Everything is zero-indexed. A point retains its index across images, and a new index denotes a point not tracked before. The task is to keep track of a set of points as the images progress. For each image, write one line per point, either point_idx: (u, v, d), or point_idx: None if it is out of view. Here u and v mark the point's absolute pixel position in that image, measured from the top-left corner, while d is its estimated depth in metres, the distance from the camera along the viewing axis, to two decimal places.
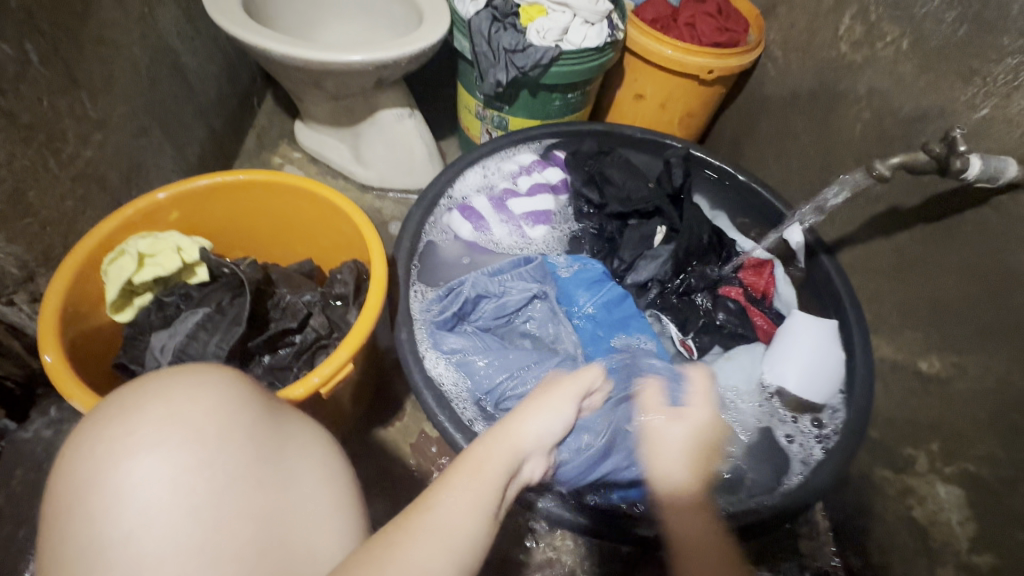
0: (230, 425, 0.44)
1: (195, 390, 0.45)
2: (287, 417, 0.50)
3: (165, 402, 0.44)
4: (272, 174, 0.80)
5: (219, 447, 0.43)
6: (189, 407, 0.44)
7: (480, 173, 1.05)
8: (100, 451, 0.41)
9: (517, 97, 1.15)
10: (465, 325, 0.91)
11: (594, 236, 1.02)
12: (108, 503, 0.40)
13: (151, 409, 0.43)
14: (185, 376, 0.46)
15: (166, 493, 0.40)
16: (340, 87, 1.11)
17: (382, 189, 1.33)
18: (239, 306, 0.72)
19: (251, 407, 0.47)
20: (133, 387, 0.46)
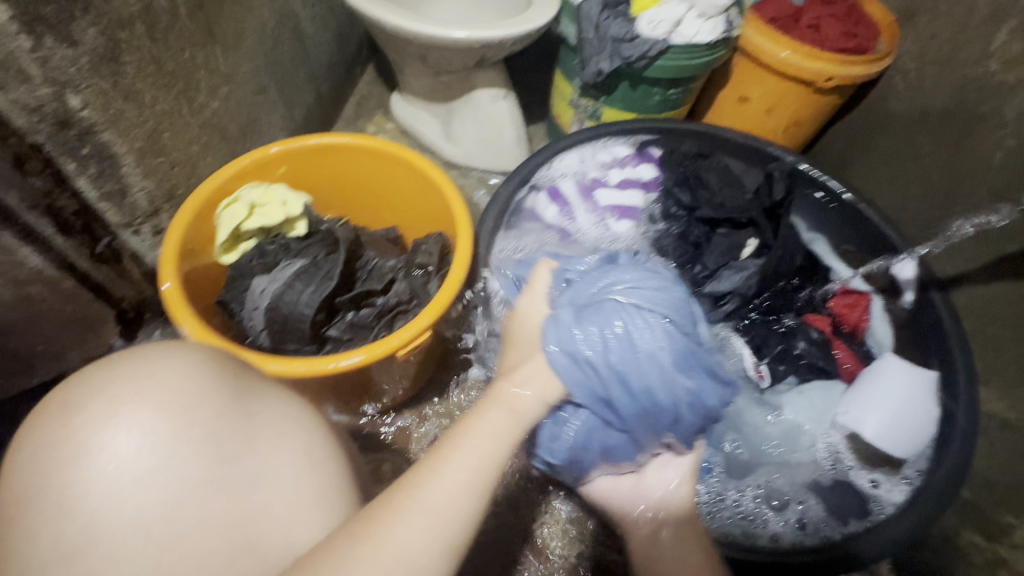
0: (193, 412, 0.46)
1: (164, 369, 0.47)
2: (257, 395, 0.51)
3: (133, 384, 0.46)
4: (374, 141, 0.84)
5: (183, 436, 0.45)
6: (156, 389, 0.46)
7: (576, 158, 1.02)
8: (69, 436, 0.44)
9: (615, 88, 1.13)
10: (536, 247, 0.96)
11: (678, 239, 0.95)
12: (53, 516, 0.42)
13: (109, 400, 0.45)
14: (134, 370, 0.47)
15: (139, 480, 0.43)
16: (444, 63, 1.13)
17: (467, 167, 1.35)
18: (332, 262, 0.76)
19: (218, 387, 0.48)
20: (95, 371, 0.47)
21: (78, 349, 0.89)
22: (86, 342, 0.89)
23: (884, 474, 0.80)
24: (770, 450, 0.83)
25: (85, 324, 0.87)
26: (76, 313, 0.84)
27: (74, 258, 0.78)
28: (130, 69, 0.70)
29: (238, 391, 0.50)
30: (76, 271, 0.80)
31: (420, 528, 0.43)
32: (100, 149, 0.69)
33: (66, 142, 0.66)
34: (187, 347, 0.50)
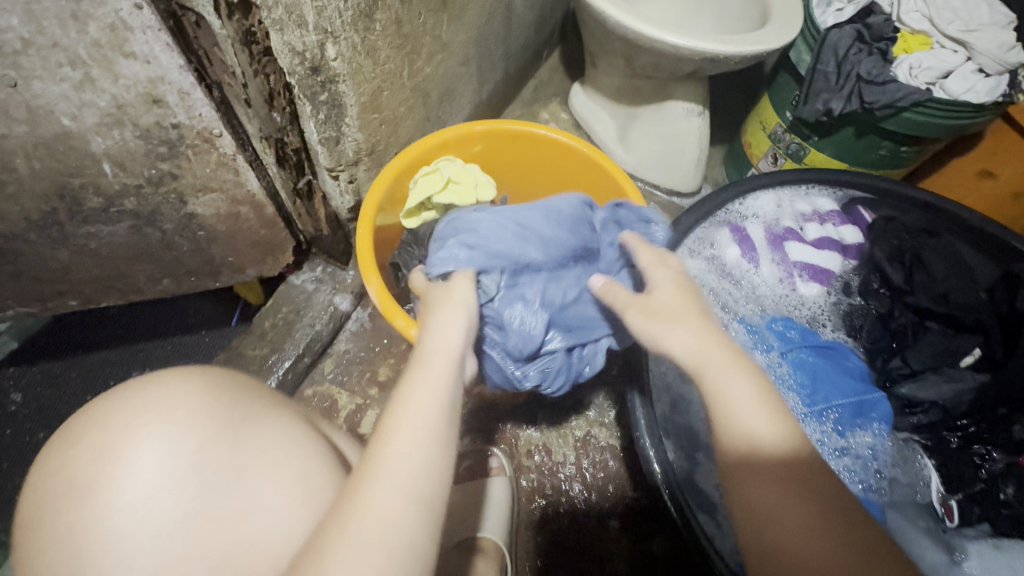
0: (186, 440, 0.45)
1: (162, 398, 0.47)
2: (250, 418, 0.50)
3: (132, 413, 0.46)
4: (575, 139, 0.83)
5: (177, 467, 0.44)
6: (152, 418, 0.46)
7: (773, 200, 0.92)
8: (67, 471, 0.43)
9: (835, 132, 1.00)
10: (713, 284, 0.86)
11: (875, 320, 0.82)
12: (45, 551, 0.41)
13: (106, 429, 0.45)
14: (128, 403, 0.47)
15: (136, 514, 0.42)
16: (650, 66, 1.06)
17: (633, 177, 1.30)
18: None
19: (214, 411, 0.48)
20: (100, 401, 0.47)
21: (258, 267, 0.98)
22: (266, 263, 0.98)
23: None
24: None
25: (271, 248, 0.95)
26: (267, 237, 0.92)
27: (281, 189, 0.85)
28: (378, 27, 0.72)
29: (235, 415, 0.49)
30: (278, 200, 0.86)
31: (386, 482, 0.41)
32: (334, 98, 0.73)
33: (310, 86, 0.70)
34: (182, 373, 0.50)
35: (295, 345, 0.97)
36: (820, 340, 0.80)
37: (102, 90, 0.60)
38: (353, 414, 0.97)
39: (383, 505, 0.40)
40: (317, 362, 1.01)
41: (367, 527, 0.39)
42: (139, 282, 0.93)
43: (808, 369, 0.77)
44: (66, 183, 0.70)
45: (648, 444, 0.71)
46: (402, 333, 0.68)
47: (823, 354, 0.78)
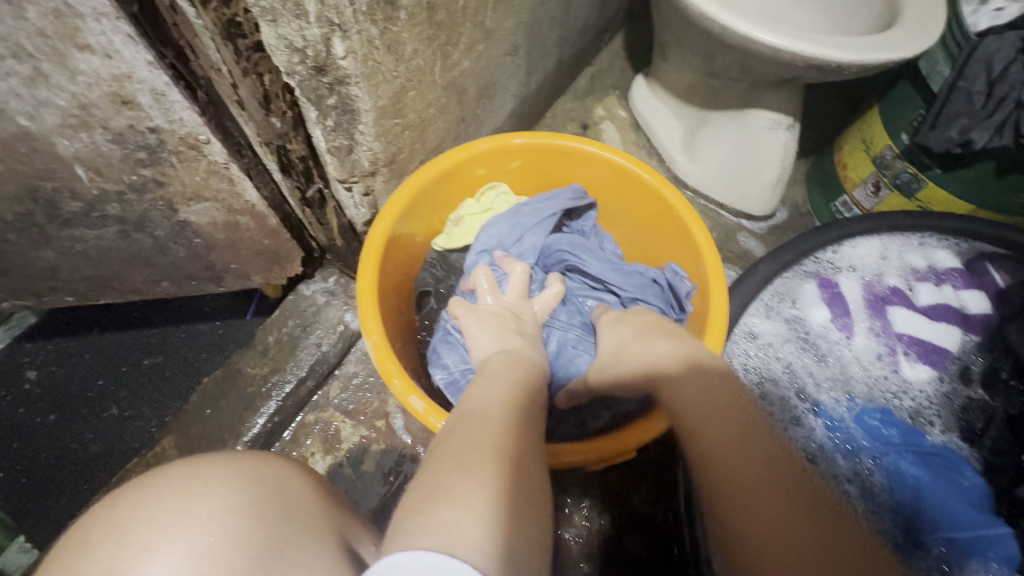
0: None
1: (192, 516, 0.38)
2: (284, 558, 0.39)
3: (149, 535, 0.37)
4: (635, 162, 0.69)
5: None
6: (173, 545, 0.37)
7: (875, 250, 0.75)
8: None
9: (967, 165, 0.79)
10: (790, 353, 0.70)
11: (1002, 425, 0.64)
12: None
13: (113, 555, 0.36)
14: (152, 517, 0.38)
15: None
16: (735, 67, 0.87)
17: (696, 192, 1.12)
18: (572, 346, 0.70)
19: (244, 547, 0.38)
20: (120, 504, 0.39)
21: (264, 275, 0.88)
22: (272, 272, 0.88)
23: None
24: None
25: (277, 258, 0.84)
26: (272, 248, 0.81)
27: (286, 198, 0.73)
28: (403, 15, 0.57)
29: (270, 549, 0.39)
30: (284, 210, 0.75)
31: (487, 422, 0.43)
32: (345, 101, 0.60)
33: (315, 88, 0.57)
34: (220, 482, 0.41)
35: (298, 367, 0.87)
36: (925, 445, 0.63)
37: (59, 87, 0.49)
38: (355, 449, 0.87)
39: (491, 441, 0.40)
40: (321, 386, 0.91)
41: (475, 448, 0.39)
42: (136, 283, 0.85)
43: (909, 483, 0.61)
44: (37, 185, 0.61)
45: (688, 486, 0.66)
46: (402, 400, 0.56)
47: (932, 467, 0.62)
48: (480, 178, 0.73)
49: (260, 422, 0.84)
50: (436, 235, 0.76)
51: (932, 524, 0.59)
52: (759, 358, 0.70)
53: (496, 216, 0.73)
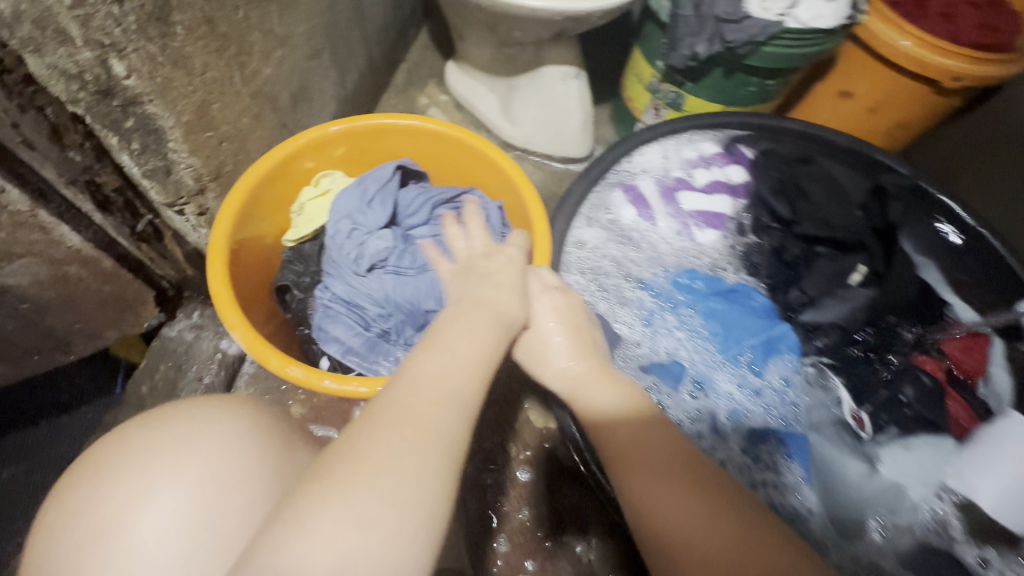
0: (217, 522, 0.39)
1: (216, 438, 0.43)
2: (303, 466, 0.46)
3: (180, 444, 0.42)
4: (444, 125, 0.75)
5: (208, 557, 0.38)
6: (208, 450, 0.42)
7: (659, 153, 0.92)
8: (105, 508, 0.39)
9: (706, 74, 1.00)
10: (612, 248, 0.84)
11: (770, 255, 0.83)
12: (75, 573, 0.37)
13: (155, 464, 0.40)
14: (187, 433, 0.43)
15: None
16: (515, 33, 1.00)
17: (525, 150, 1.25)
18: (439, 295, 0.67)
19: (244, 484, 0.41)
20: (152, 425, 0.43)
21: (117, 327, 0.85)
22: (126, 322, 0.85)
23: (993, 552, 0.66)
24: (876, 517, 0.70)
25: (126, 304, 0.82)
26: (115, 293, 0.79)
27: (114, 237, 0.72)
28: (180, 31, 0.60)
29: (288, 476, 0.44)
30: (116, 249, 0.74)
31: (401, 418, 0.40)
32: (146, 121, 0.61)
33: (108, 114, 0.58)
34: (243, 414, 0.46)
35: None
36: (728, 287, 0.80)
37: None
38: None
39: (382, 453, 0.38)
40: None
41: (379, 449, 0.38)
42: None
43: (717, 316, 0.78)
44: None
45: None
46: (281, 374, 0.59)
47: (730, 300, 0.79)
48: (309, 172, 0.76)
49: None
50: (286, 231, 0.77)
51: (745, 347, 0.76)
52: (590, 258, 0.82)
53: (345, 187, 0.70)
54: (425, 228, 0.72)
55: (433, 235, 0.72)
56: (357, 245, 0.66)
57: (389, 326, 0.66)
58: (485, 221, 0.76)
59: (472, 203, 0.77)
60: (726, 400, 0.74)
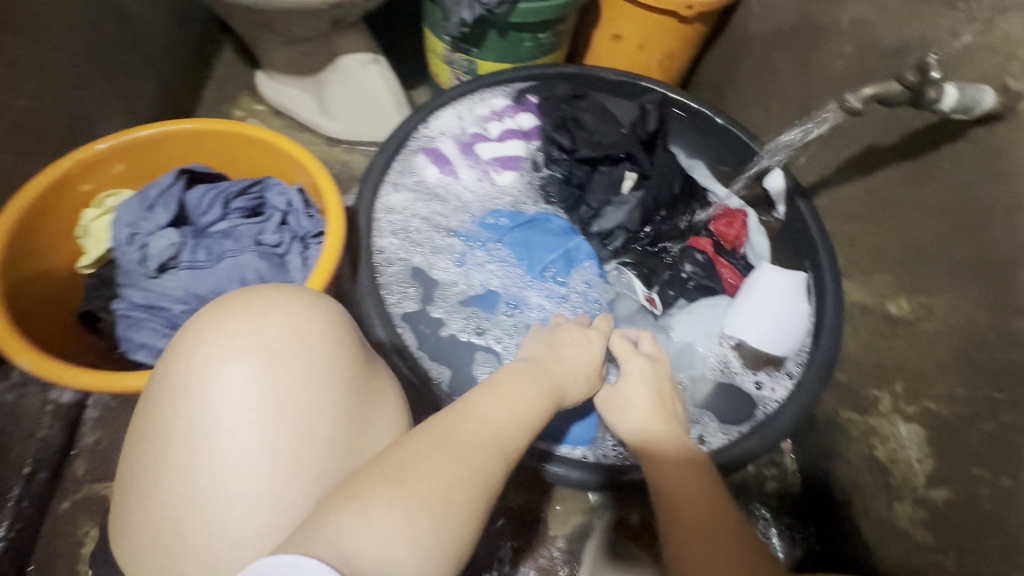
0: (286, 389, 0.50)
1: (307, 331, 0.53)
2: (375, 380, 0.58)
3: (283, 323, 0.52)
4: (220, 122, 0.77)
5: (284, 398, 0.50)
6: (305, 333, 0.53)
7: (454, 114, 0.99)
8: (235, 343, 0.51)
9: (485, 38, 1.09)
10: (422, 205, 0.92)
11: (561, 182, 0.95)
12: (194, 392, 0.49)
13: (273, 330, 0.52)
14: (292, 319, 0.53)
15: (236, 440, 0.48)
16: (297, 29, 1.03)
17: (351, 142, 1.28)
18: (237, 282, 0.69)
19: (334, 373, 0.52)
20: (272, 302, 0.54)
21: None
22: None
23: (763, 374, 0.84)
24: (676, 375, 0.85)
25: None
26: None
27: None
28: None
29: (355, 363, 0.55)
30: None
31: (456, 456, 0.49)
32: None
33: None
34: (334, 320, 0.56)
35: (16, 469, 0.80)
36: (528, 218, 0.91)
37: None
38: None
39: (431, 471, 0.47)
40: (64, 473, 0.85)
41: (443, 474, 0.47)
42: None
43: (519, 245, 0.88)
44: None
45: (376, 320, 0.76)
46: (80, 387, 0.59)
47: (531, 228, 0.90)
48: (89, 195, 0.75)
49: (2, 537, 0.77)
50: (79, 259, 0.75)
51: (548, 265, 0.87)
52: (401, 219, 0.89)
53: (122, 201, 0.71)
54: (222, 223, 0.75)
55: (231, 228, 0.74)
56: (139, 249, 0.68)
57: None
58: (284, 204, 0.78)
59: (269, 190, 0.79)
60: (537, 312, 0.85)
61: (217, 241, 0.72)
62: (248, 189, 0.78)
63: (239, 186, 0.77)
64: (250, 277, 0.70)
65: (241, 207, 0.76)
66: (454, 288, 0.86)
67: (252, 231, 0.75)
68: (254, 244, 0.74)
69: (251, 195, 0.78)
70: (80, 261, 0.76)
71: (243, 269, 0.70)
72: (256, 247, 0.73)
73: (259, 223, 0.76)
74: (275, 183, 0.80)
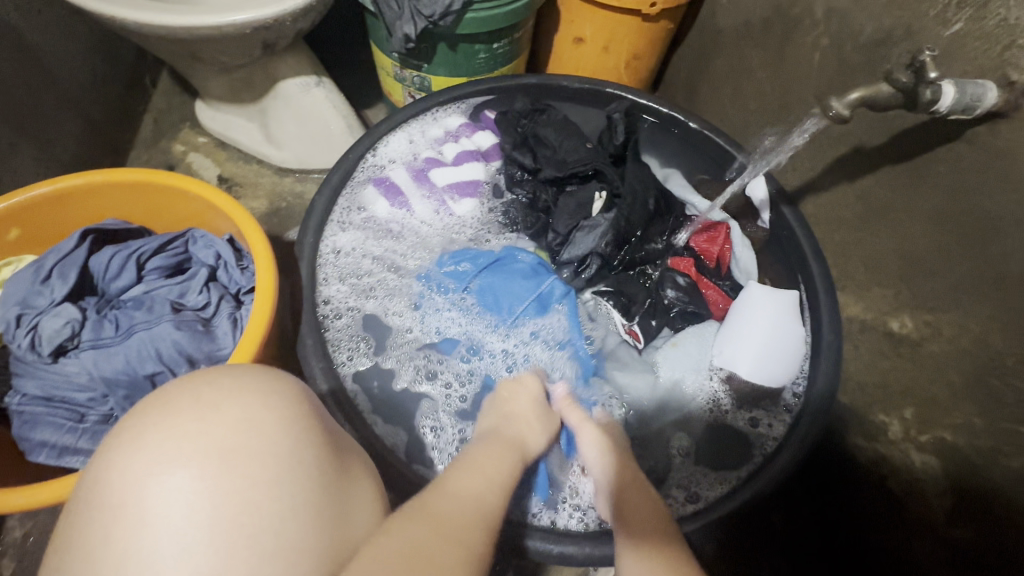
0: (237, 488, 0.39)
1: (260, 413, 0.43)
2: (347, 465, 0.47)
3: (231, 410, 0.42)
4: (128, 173, 0.67)
5: (237, 508, 0.39)
6: (253, 418, 0.42)
7: (405, 138, 0.90)
8: (169, 449, 0.39)
9: (434, 52, 1.00)
10: (374, 244, 0.83)
11: (526, 207, 0.87)
12: (131, 517, 0.38)
13: (220, 420, 0.41)
14: (239, 402, 0.43)
15: (173, 569, 0.36)
16: (225, 56, 0.94)
17: (303, 170, 1.19)
18: (151, 357, 0.60)
19: (299, 461, 0.42)
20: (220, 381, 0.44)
21: None
22: None
23: (756, 411, 0.77)
24: (659, 417, 0.77)
25: None
26: None
27: None
28: None
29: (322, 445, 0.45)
30: None
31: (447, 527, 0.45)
32: None
33: None
34: (292, 393, 0.46)
35: None
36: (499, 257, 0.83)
37: None
38: None
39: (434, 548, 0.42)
40: None
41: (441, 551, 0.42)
42: None
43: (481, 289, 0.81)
44: None
45: (321, 372, 0.68)
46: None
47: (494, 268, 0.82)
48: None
49: None
50: None
51: (515, 308, 0.79)
52: (351, 262, 0.81)
53: (12, 275, 0.61)
54: (136, 287, 0.65)
55: (145, 292, 0.65)
56: (29, 331, 0.58)
57: (109, 408, 0.59)
58: (209, 261, 0.69)
59: (191, 245, 0.70)
60: (503, 356, 0.78)
61: (128, 310, 0.62)
62: (168, 247, 0.69)
63: (155, 243, 0.68)
64: (166, 349, 0.60)
65: (159, 269, 0.67)
66: (409, 337, 0.78)
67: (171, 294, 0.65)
68: (174, 309, 0.64)
69: (171, 253, 0.69)
70: None
71: (158, 342, 0.60)
72: (174, 313, 0.63)
73: (179, 283, 0.66)
74: (198, 235, 0.70)
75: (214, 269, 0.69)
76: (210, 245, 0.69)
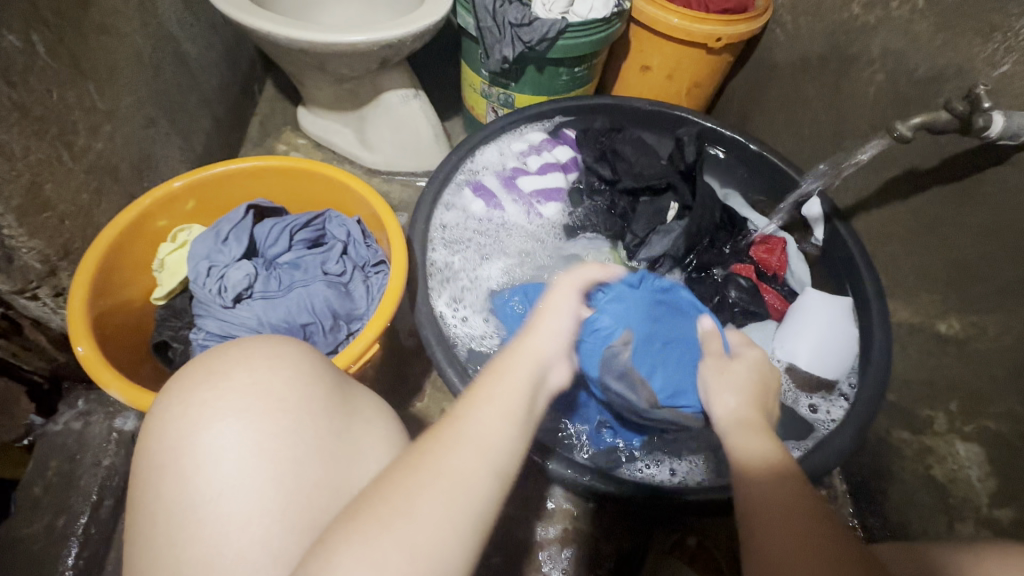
0: (281, 424, 0.45)
1: (272, 368, 0.49)
2: (355, 395, 0.54)
3: (227, 375, 0.47)
4: (286, 160, 0.80)
5: (274, 443, 0.44)
6: (263, 371, 0.48)
7: (497, 149, 1.03)
8: (183, 415, 0.45)
9: (522, 73, 1.13)
10: (470, 229, 0.97)
11: (605, 213, 0.99)
12: (188, 468, 0.43)
13: (207, 391, 0.46)
14: (260, 357, 0.49)
15: (242, 493, 0.42)
16: (345, 68, 1.09)
17: (390, 172, 1.33)
18: (308, 313, 0.73)
19: (320, 399, 0.49)
20: (233, 351, 0.49)
21: None
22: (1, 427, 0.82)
23: (816, 398, 0.86)
24: None
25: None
26: None
27: None
28: None
29: (334, 402, 0.50)
30: None
31: (474, 449, 0.45)
32: None
33: None
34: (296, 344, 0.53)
35: (85, 495, 0.82)
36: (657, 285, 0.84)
37: None
38: None
39: (451, 467, 0.43)
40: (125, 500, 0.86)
41: (452, 468, 0.43)
42: None
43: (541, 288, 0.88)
44: None
45: (437, 348, 0.78)
46: None
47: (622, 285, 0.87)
48: (163, 230, 0.79)
49: (69, 566, 0.78)
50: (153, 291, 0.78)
51: None
52: (452, 242, 0.94)
53: (196, 237, 0.75)
54: (288, 255, 0.79)
55: (298, 259, 0.78)
56: (217, 281, 0.72)
57: None
58: (342, 238, 0.81)
59: (327, 224, 0.82)
60: None
61: (288, 272, 0.77)
62: (310, 223, 0.81)
63: (302, 219, 0.80)
64: (319, 307, 0.74)
65: (304, 240, 0.80)
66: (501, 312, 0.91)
67: (315, 264, 0.78)
68: (320, 275, 0.77)
69: (312, 228, 0.81)
70: (152, 293, 0.79)
71: (312, 301, 0.74)
72: (322, 277, 0.77)
73: (320, 254, 0.79)
74: (333, 216, 0.83)
75: (345, 245, 0.80)
76: (343, 224, 0.81)
